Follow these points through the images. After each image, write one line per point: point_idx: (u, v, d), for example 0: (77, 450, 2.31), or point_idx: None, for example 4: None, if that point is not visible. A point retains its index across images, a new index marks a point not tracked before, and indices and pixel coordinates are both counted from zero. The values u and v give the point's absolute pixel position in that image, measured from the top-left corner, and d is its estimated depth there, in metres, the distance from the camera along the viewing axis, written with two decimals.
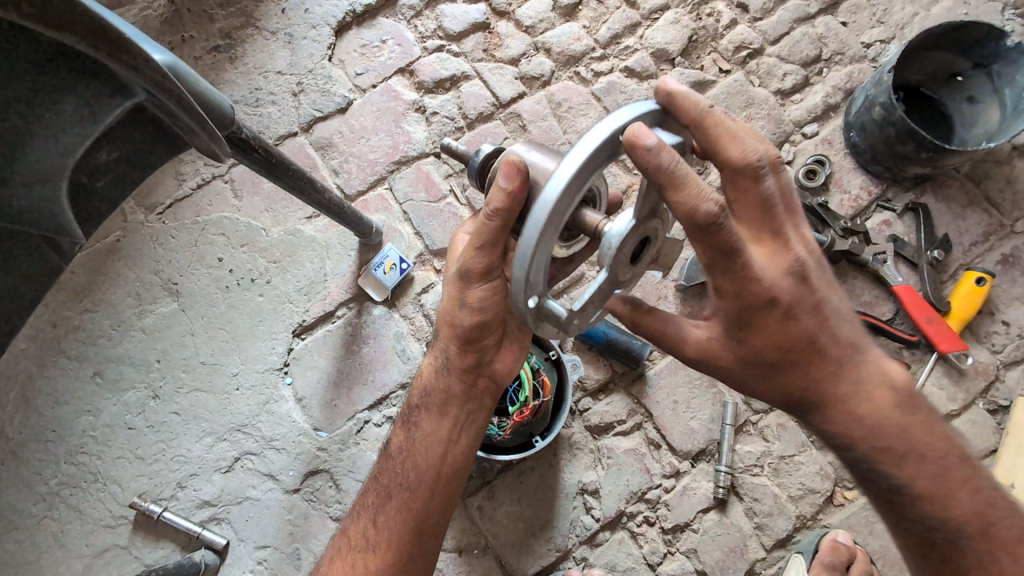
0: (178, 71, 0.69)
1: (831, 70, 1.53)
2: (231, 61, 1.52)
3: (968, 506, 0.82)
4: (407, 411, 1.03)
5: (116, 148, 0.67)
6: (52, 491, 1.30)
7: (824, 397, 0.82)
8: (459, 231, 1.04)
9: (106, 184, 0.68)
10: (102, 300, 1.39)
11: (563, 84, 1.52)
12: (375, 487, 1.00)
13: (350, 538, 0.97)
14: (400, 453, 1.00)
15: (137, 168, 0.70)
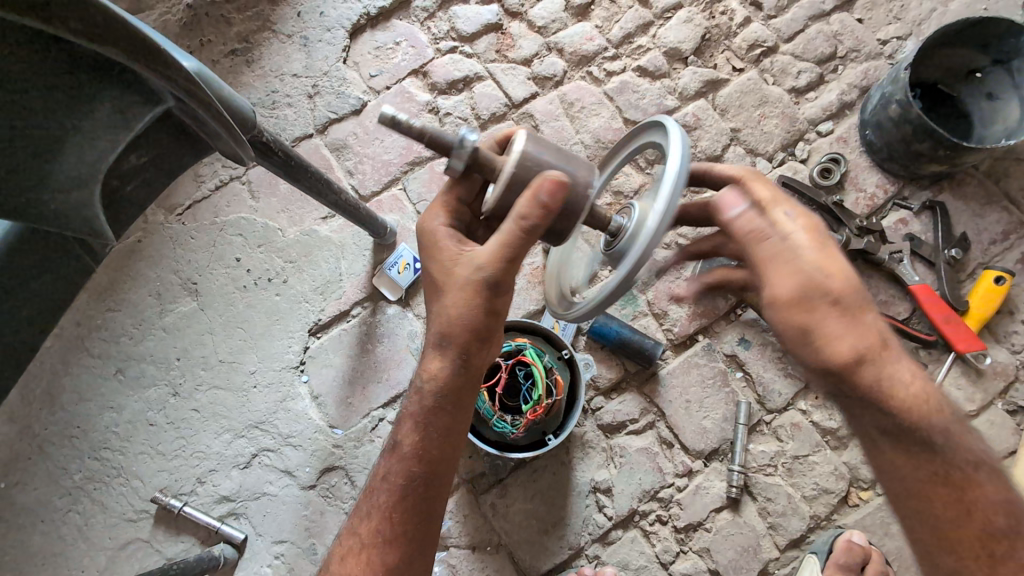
0: (205, 78, 0.70)
1: (846, 67, 1.52)
2: (248, 64, 1.55)
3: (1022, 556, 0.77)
4: (412, 404, 0.94)
5: (145, 153, 0.69)
6: (76, 486, 1.33)
7: (905, 380, 0.79)
8: (434, 220, 0.95)
9: (134, 188, 0.70)
10: (124, 300, 1.42)
11: (575, 84, 1.53)
12: (385, 489, 0.93)
13: (363, 542, 0.93)
14: (411, 456, 0.92)
15: (163, 172, 0.72)
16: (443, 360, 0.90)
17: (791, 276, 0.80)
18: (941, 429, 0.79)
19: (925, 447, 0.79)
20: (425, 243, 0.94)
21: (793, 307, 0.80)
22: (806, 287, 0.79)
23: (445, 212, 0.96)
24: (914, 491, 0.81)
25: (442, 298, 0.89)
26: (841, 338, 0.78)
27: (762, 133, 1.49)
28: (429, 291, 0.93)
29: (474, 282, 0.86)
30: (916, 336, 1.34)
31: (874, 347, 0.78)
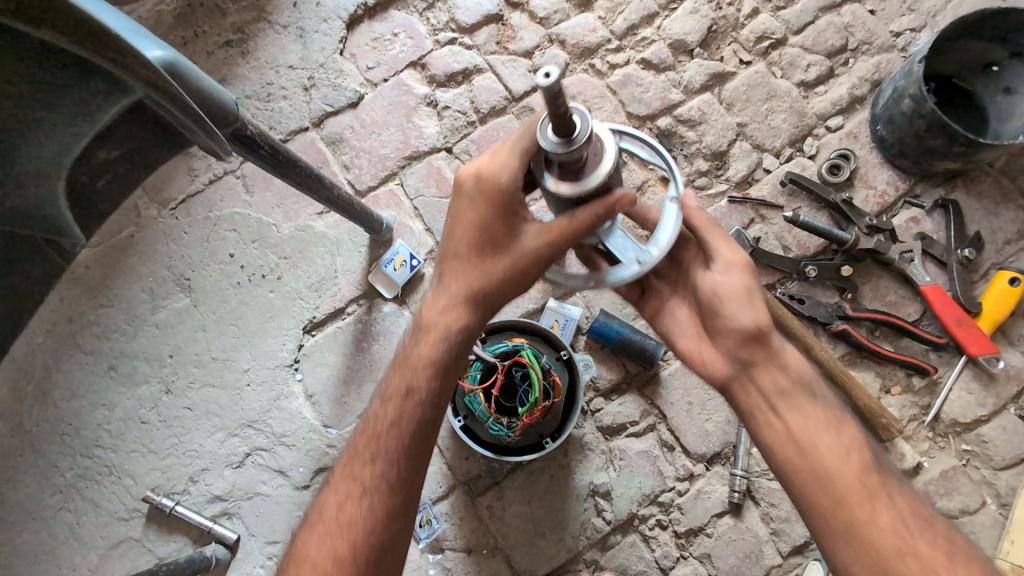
0: (177, 67, 0.66)
1: (858, 60, 1.47)
2: (243, 56, 1.52)
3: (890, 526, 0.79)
4: (428, 349, 0.92)
5: (116, 147, 0.65)
6: (68, 484, 1.32)
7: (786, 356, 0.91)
8: (501, 167, 0.86)
9: (107, 183, 0.67)
10: (116, 296, 1.40)
11: (577, 77, 1.49)
12: (392, 434, 0.90)
13: (362, 489, 0.88)
14: (423, 403, 0.90)
15: (137, 167, 0.69)
16: (468, 318, 0.91)
17: (733, 257, 0.93)
18: (820, 393, 0.89)
19: (812, 405, 0.88)
20: (483, 192, 0.87)
21: (733, 279, 0.91)
22: (740, 267, 0.92)
23: (509, 160, 0.86)
24: (807, 452, 0.85)
25: (496, 262, 0.89)
26: (763, 306, 0.91)
27: (770, 128, 1.45)
28: (477, 247, 0.89)
29: (539, 255, 0.88)
30: (925, 338, 1.31)
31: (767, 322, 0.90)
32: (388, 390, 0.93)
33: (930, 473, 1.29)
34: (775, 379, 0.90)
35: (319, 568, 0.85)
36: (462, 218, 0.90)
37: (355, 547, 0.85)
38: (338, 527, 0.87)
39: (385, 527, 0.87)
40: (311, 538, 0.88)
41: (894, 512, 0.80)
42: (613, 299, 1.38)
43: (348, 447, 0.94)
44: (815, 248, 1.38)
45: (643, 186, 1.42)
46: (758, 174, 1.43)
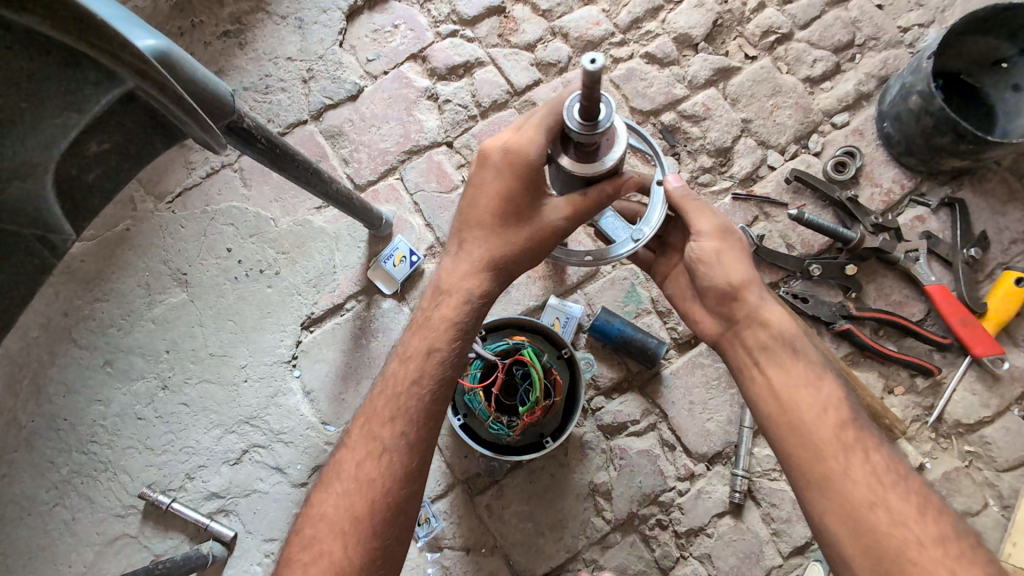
0: (169, 57, 0.64)
1: (864, 56, 1.45)
2: (241, 47, 1.49)
3: (860, 475, 0.81)
4: (450, 311, 0.95)
5: (108, 139, 0.63)
6: (64, 479, 1.30)
7: (768, 313, 0.94)
8: (528, 139, 0.89)
9: (97, 176, 0.64)
10: (112, 290, 1.38)
11: (580, 71, 1.47)
12: (412, 392, 0.92)
13: (382, 447, 0.90)
14: (444, 362, 0.93)
15: (129, 161, 0.66)
16: (489, 283, 0.95)
17: (709, 223, 0.95)
18: (801, 349, 0.92)
19: (792, 362, 0.91)
20: (511, 163, 0.89)
21: (705, 243, 0.95)
22: (717, 232, 0.95)
23: (534, 133, 0.89)
24: (785, 406, 0.89)
25: (518, 231, 0.92)
26: (742, 268, 0.95)
27: (775, 124, 1.43)
28: (500, 217, 0.92)
29: (555, 228, 0.92)
30: (930, 338, 1.30)
31: (749, 282, 0.94)
32: (409, 350, 0.95)
33: (933, 474, 1.28)
34: (757, 337, 0.94)
35: (337, 526, 0.87)
36: (486, 188, 0.92)
37: (373, 506, 0.87)
38: (358, 484, 0.88)
39: (404, 487, 0.88)
40: (329, 498, 0.90)
41: (865, 463, 0.82)
42: (615, 297, 1.37)
43: (365, 409, 0.96)
44: (819, 246, 1.36)
45: None
46: (763, 171, 1.41)
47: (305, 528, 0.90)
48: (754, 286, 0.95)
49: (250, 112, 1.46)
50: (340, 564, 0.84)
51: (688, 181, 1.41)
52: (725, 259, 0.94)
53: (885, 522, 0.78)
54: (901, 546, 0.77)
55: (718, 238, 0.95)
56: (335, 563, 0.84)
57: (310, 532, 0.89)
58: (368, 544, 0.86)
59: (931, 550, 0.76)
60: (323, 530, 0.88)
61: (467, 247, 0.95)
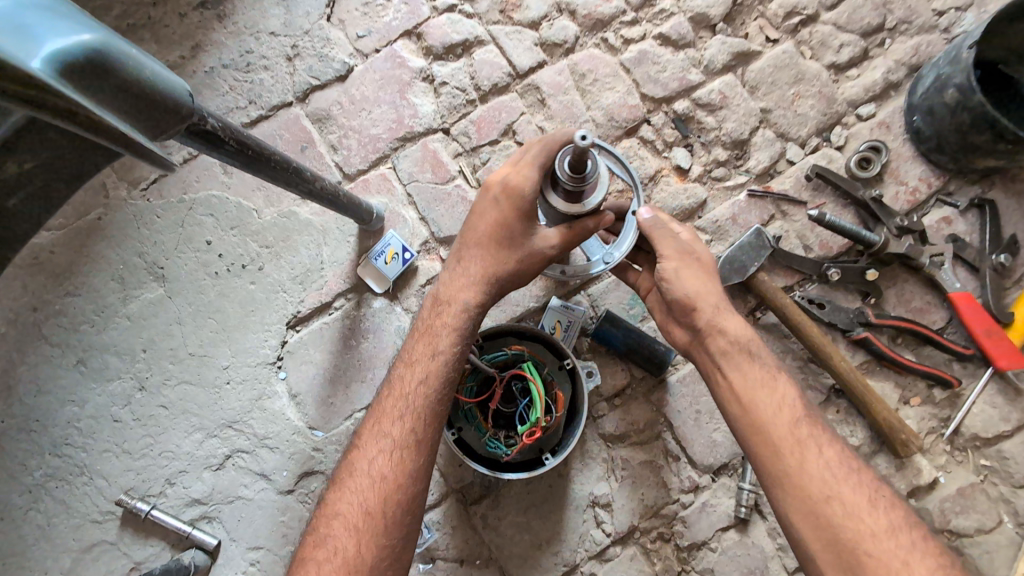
0: (98, 58, 0.52)
1: (895, 41, 1.35)
2: (219, 19, 1.37)
3: (816, 470, 0.84)
4: (450, 318, 0.95)
5: (28, 156, 0.53)
6: (37, 484, 1.24)
7: (728, 322, 0.98)
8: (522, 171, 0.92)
9: (22, 201, 0.55)
10: (84, 283, 1.29)
11: (588, 52, 1.36)
12: (419, 391, 0.91)
13: (394, 444, 0.88)
14: (448, 363, 0.92)
15: (63, 179, 0.56)
16: (486, 300, 0.96)
17: (672, 245, 1.00)
18: (759, 352, 0.96)
19: (749, 365, 0.94)
20: (511, 195, 0.93)
21: (668, 260, 1.00)
22: (678, 253, 1.00)
23: (528, 167, 0.92)
24: (745, 407, 0.92)
25: (515, 256, 0.95)
26: (701, 283, 0.99)
27: (796, 115, 1.33)
28: (497, 243, 0.95)
29: (544, 251, 0.94)
30: (950, 347, 1.23)
31: (708, 298, 0.98)
32: (413, 353, 0.95)
33: (947, 490, 1.23)
34: (717, 343, 0.97)
35: (350, 523, 0.84)
36: (485, 216, 0.95)
37: (386, 503, 0.85)
38: (371, 481, 0.86)
39: (415, 485, 0.87)
40: (342, 496, 0.87)
41: (822, 459, 0.85)
42: (621, 299, 1.29)
43: (372, 410, 0.94)
44: (838, 248, 1.28)
45: (656, 175, 1.31)
46: (781, 166, 1.32)
47: (317, 527, 0.87)
48: (714, 298, 0.99)
49: (230, 91, 1.34)
50: (353, 562, 0.82)
51: (701, 176, 1.32)
52: (683, 276, 0.99)
53: (840, 513, 0.81)
54: (856, 537, 0.79)
55: (681, 259, 1.00)
56: (348, 562, 0.82)
57: (323, 531, 0.86)
58: (381, 542, 0.83)
59: (888, 539, 0.78)
60: (336, 529, 0.85)
61: (465, 270, 0.97)
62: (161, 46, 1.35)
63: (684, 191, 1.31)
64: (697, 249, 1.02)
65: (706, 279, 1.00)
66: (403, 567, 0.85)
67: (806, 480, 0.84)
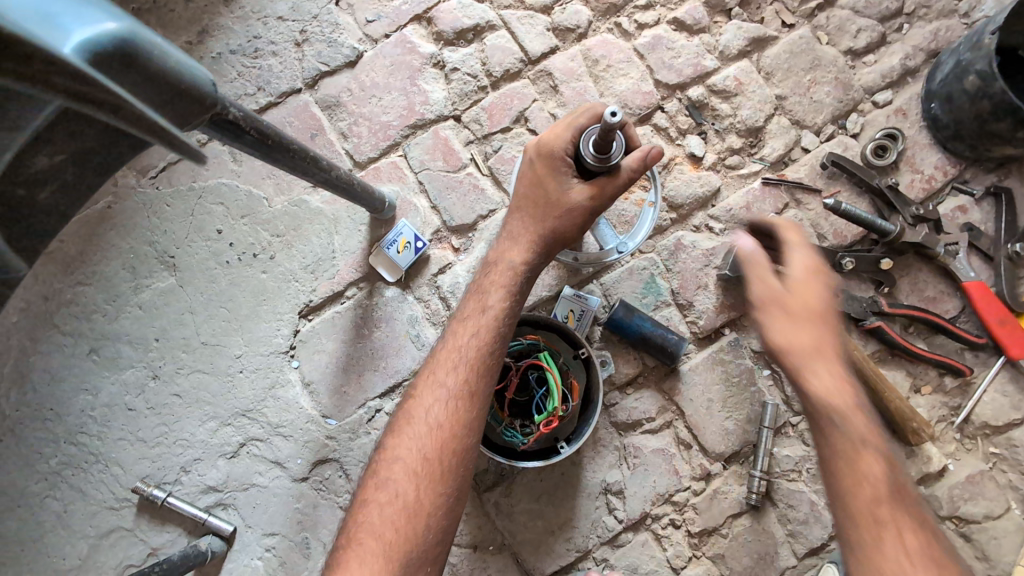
0: (127, 49, 0.51)
1: (913, 26, 1.32)
2: (226, 4, 1.34)
3: (893, 549, 0.79)
4: (498, 277, 0.95)
5: (58, 150, 0.53)
6: (53, 471, 1.25)
7: (825, 381, 0.86)
8: (558, 131, 0.94)
9: (51, 194, 0.55)
10: (95, 272, 1.29)
11: (601, 37, 1.34)
12: (473, 343, 0.91)
13: (450, 394, 0.88)
14: (500, 316, 0.92)
15: (90, 171, 0.56)
16: (533, 257, 0.95)
17: (766, 289, 0.89)
18: (856, 416, 0.86)
19: (845, 429, 0.85)
20: (545, 155, 0.95)
21: (773, 283, 0.88)
22: (770, 301, 0.89)
23: (564, 129, 0.93)
24: (830, 469, 0.86)
25: (556, 212, 0.94)
26: (801, 337, 0.87)
27: (812, 102, 1.31)
28: (537, 201, 0.95)
29: (580, 207, 0.93)
30: (965, 337, 1.22)
31: (806, 353, 0.87)
32: (464, 310, 0.95)
33: (956, 477, 1.24)
34: (811, 403, 0.87)
35: (410, 468, 0.84)
36: (524, 179, 0.98)
37: (444, 451, 0.85)
38: (428, 429, 0.86)
39: (471, 436, 0.87)
40: (401, 442, 0.87)
41: (898, 520, 0.80)
42: (633, 288, 1.28)
43: (425, 365, 0.94)
44: (852, 237, 1.28)
45: (669, 164, 1.30)
46: (796, 154, 1.31)
47: (375, 472, 0.87)
48: (819, 356, 0.87)
49: (238, 78, 1.33)
50: (413, 506, 0.82)
51: (715, 164, 1.30)
52: (778, 325, 0.88)
53: None
54: None
55: (774, 303, 0.88)
56: (408, 505, 0.82)
57: (383, 475, 0.85)
58: (438, 489, 0.83)
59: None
60: (396, 473, 0.85)
61: (510, 231, 0.98)
62: (166, 31, 1.33)
63: (697, 179, 1.30)
64: (805, 296, 0.88)
65: (825, 308, 0.88)
66: (459, 517, 0.85)
67: (883, 554, 0.79)
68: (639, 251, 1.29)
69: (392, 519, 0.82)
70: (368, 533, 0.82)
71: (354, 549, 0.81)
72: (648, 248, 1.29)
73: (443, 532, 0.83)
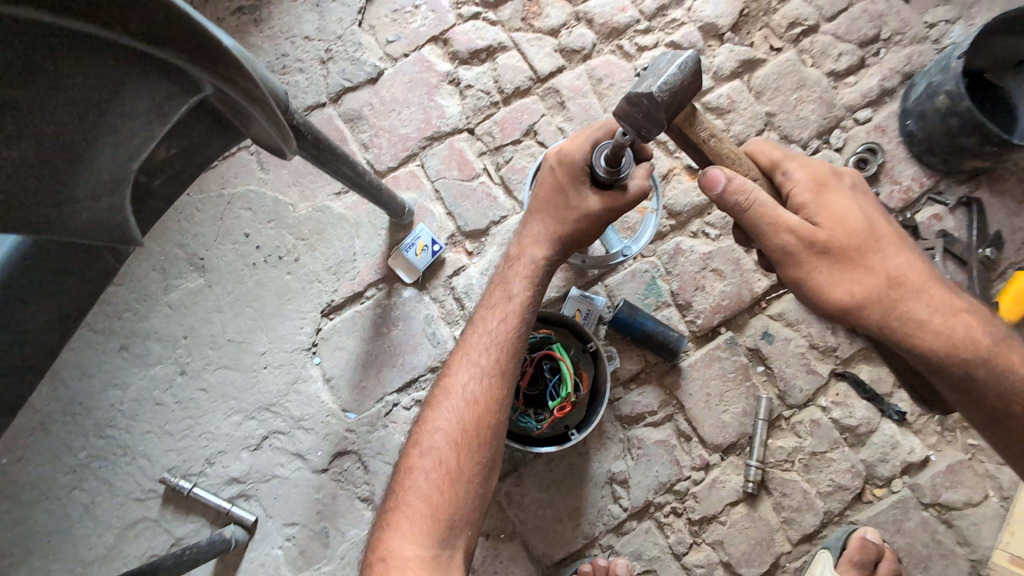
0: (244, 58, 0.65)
1: (889, 51, 1.45)
2: (256, 24, 1.44)
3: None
4: (522, 269, 1.04)
5: (175, 144, 0.67)
6: (82, 463, 1.30)
7: (909, 302, 0.85)
8: (576, 141, 1.02)
9: (161, 182, 0.68)
10: (126, 273, 1.36)
11: (604, 58, 1.44)
12: (501, 327, 0.99)
13: (483, 371, 0.96)
14: (525, 304, 1.01)
15: (189, 163, 0.70)
16: (553, 254, 1.05)
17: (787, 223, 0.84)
18: (947, 327, 0.86)
19: (951, 346, 0.86)
20: (565, 163, 1.03)
21: (792, 225, 0.84)
22: (802, 239, 0.84)
23: (582, 142, 1.02)
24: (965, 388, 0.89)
25: (573, 216, 1.03)
26: (852, 271, 0.84)
27: (798, 119, 1.43)
28: (556, 206, 1.04)
29: (594, 214, 1.03)
30: None
31: (867, 287, 0.85)
32: (491, 299, 1.04)
33: (937, 467, 1.31)
34: (910, 334, 0.86)
35: (451, 438, 0.92)
36: (545, 183, 1.06)
37: (480, 423, 0.93)
38: (465, 403, 0.94)
39: (502, 410, 0.95)
40: (439, 413, 0.95)
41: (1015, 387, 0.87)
42: (636, 289, 1.37)
43: (457, 345, 1.02)
44: None
45: (668, 174, 1.40)
46: None
47: (417, 442, 0.95)
48: (882, 280, 0.85)
49: None
50: (454, 472, 0.90)
51: None
52: (842, 273, 0.84)
53: None
54: None
55: (818, 244, 0.84)
56: (451, 471, 0.90)
57: (425, 443, 0.93)
58: (476, 457, 0.91)
59: None
60: (437, 442, 0.92)
61: (531, 231, 1.06)
62: None
63: (694, 189, 1.40)
64: (815, 196, 0.87)
65: (856, 221, 0.85)
66: (494, 482, 0.94)
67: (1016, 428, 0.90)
68: (641, 254, 1.38)
69: (436, 483, 0.90)
70: (415, 495, 0.89)
71: (403, 511, 0.89)
72: (649, 253, 1.38)
73: (480, 496, 0.92)
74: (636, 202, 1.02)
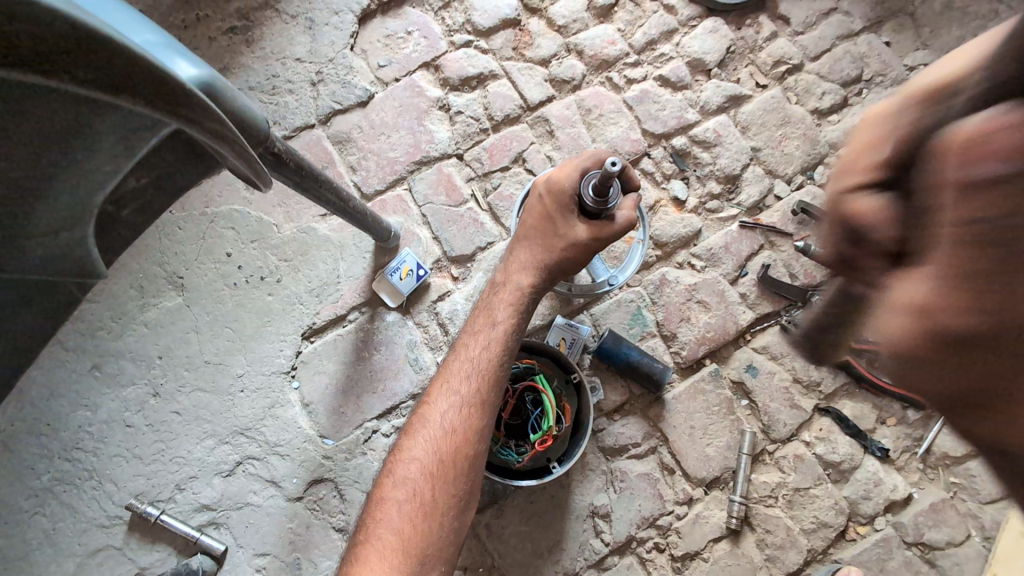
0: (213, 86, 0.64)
1: (871, 91, 1.48)
2: (248, 44, 1.45)
3: None
4: (506, 297, 1.03)
5: (146, 175, 0.70)
6: (45, 487, 1.25)
7: None
8: (566, 171, 1.03)
9: (130, 212, 0.72)
10: (103, 290, 1.33)
11: (594, 89, 1.46)
12: (485, 355, 0.98)
13: (463, 400, 0.94)
14: (510, 331, 1.00)
15: (163, 191, 0.73)
16: (540, 282, 1.04)
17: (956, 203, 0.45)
18: None
19: None
20: (553, 191, 1.04)
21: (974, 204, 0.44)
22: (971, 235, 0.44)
23: (570, 171, 1.03)
24: None
25: (560, 244, 1.03)
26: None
27: (783, 154, 1.45)
28: (544, 233, 1.04)
29: (581, 243, 1.02)
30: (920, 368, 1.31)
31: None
32: (474, 325, 1.02)
33: (920, 504, 1.31)
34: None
35: (426, 470, 0.90)
36: (533, 210, 1.06)
37: (457, 454, 0.91)
38: (443, 432, 0.92)
39: (481, 442, 0.93)
40: (416, 443, 0.93)
41: None
42: (621, 319, 1.37)
43: (439, 371, 1.00)
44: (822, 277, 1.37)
45: (655, 206, 1.41)
46: (769, 200, 1.43)
47: (391, 471, 0.92)
48: None
49: None
50: (429, 505, 0.88)
51: (696, 207, 1.42)
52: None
53: None
54: None
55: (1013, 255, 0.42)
56: (426, 504, 0.88)
57: (400, 473, 0.91)
58: (452, 490, 0.89)
59: None
60: (411, 472, 0.90)
61: (517, 258, 1.06)
62: None
63: (681, 221, 1.41)
64: None
65: None
66: (469, 519, 0.91)
67: None
68: (627, 284, 1.38)
69: (409, 516, 0.87)
70: (387, 529, 0.87)
71: (372, 545, 0.86)
72: (635, 282, 1.38)
73: (455, 533, 0.89)
74: (624, 232, 1.02)
